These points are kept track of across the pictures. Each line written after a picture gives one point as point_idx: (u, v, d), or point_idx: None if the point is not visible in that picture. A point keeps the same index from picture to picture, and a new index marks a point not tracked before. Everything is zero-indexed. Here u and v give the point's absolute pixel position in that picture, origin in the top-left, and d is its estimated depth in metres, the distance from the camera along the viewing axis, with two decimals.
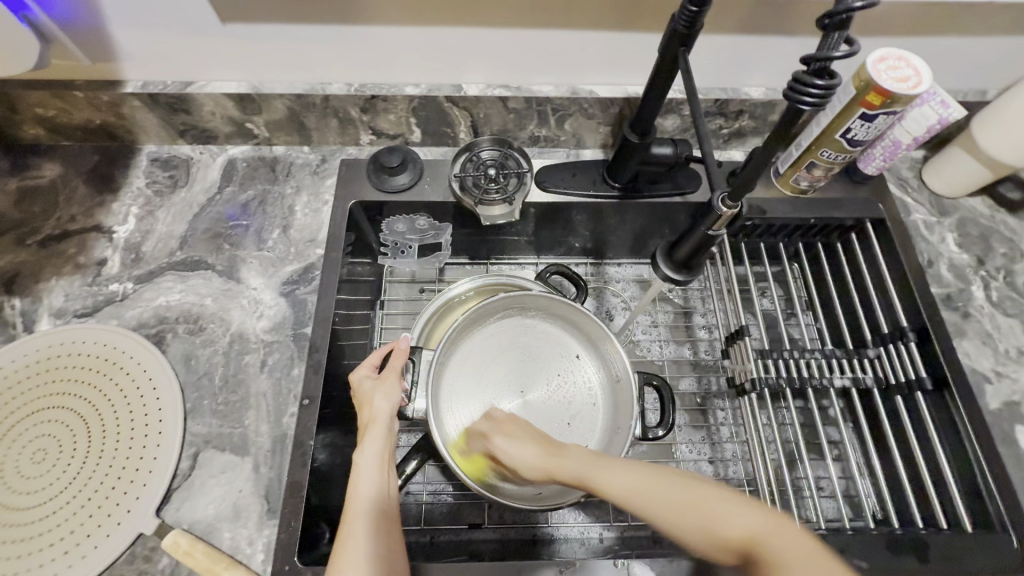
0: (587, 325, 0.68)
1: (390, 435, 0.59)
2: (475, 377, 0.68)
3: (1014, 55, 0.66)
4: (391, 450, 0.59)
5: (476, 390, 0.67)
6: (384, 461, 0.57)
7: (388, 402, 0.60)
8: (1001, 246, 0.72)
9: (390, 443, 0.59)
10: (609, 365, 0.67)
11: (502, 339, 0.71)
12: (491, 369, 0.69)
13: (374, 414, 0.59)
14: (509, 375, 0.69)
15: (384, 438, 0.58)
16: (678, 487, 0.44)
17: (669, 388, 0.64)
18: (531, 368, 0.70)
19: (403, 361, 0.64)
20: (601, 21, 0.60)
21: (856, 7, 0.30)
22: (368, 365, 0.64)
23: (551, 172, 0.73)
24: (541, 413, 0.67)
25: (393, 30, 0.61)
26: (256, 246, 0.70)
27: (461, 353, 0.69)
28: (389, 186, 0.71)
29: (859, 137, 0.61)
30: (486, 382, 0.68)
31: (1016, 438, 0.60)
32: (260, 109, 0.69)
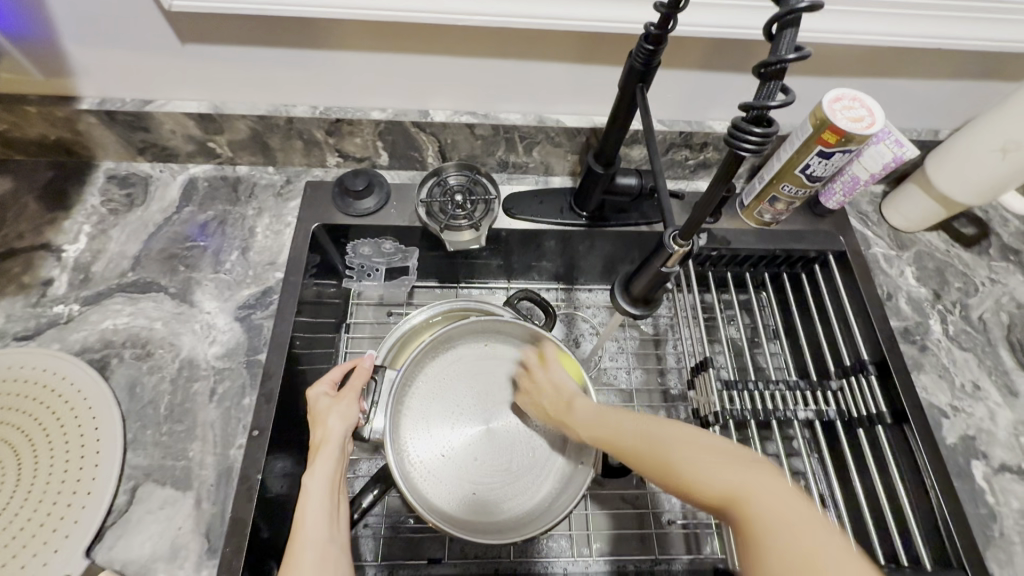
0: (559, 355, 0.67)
1: (342, 457, 0.57)
2: (439, 402, 0.66)
3: (963, 99, 0.68)
4: (341, 474, 0.56)
5: (439, 415, 0.65)
6: (333, 485, 0.55)
7: (343, 423, 0.58)
8: (957, 280, 0.74)
9: (341, 467, 0.56)
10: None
11: (471, 363, 0.68)
12: (456, 395, 0.67)
13: (327, 435, 0.57)
14: (477, 402, 0.67)
15: (337, 461, 0.56)
16: (711, 439, 0.45)
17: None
18: (497, 396, 0.68)
19: (363, 380, 0.62)
20: (565, 53, 0.61)
21: (788, 59, 0.30)
22: (327, 381, 0.62)
23: (519, 200, 0.73)
24: (504, 443, 0.65)
25: (356, 55, 0.60)
26: (213, 268, 0.68)
27: (426, 377, 0.66)
28: (354, 210, 0.70)
29: (818, 173, 0.63)
30: (450, 408, 0.66)
31: (970, 473, 0.61)
32: (222, 129, 0.68)
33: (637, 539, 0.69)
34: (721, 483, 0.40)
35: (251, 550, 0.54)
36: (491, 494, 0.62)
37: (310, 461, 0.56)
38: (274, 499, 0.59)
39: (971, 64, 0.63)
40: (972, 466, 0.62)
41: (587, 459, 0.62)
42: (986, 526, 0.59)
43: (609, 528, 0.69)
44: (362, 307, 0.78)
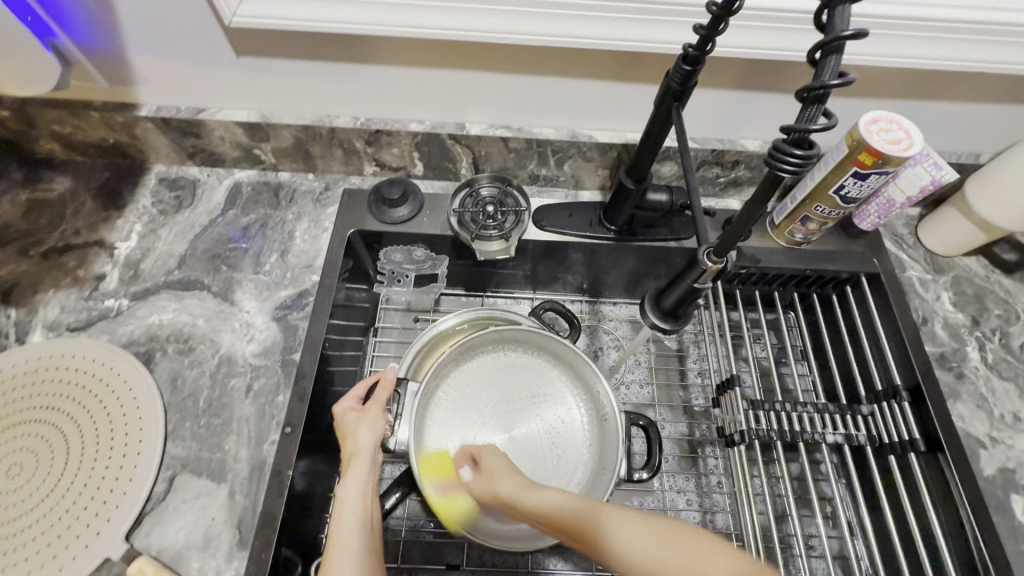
0: (573, 361, 0.69)
1: (374, 467, 0.58)
2: (460, 414, 0.67)
3: (1005, 124, 0.67)
4: (374, 484, 0.57)
5: (461, 426, 0.67)
6: (367, 495, 0.56)
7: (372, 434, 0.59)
8: (996, 307, 0.72)
9: (373, 477, 0.57)
10: (594, 402, 0.68)
11: (489, 374, 0.70)
12: (476, 406, 0.68)
13: (357, 446, 0.58)
14: (497, 410, 0.68)
15: (369, 471, 0.57)
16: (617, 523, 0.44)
17: (656, 428, 0.65)
18: (516, 405, 0.69)
19: (388, 393, 0.64)
20: (600, 72, 0.62)
21: (833, 84, 0.30)
22: (353, 396, 0.63)
23: (548, 212, 0.74)
24: (526, 449, 0.66)
25: (398, 70, 0.63)
26: (253, 269, 0.71)
27: (446, 391, 0.68)
28: (388, 217, 0.72)
29: (852, 194, 0.62)
30: (472, 419, 0.67)
31: (1009, 508, 0.59)
32: (268, 137, 0.71)
33: None
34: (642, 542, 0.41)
35: (281, 544, 0.55)
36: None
37: (344, 473, 0.57)
38: (302, 496, 0.60)
39: (1015, 89, 0.62)
40: (1011, 501, 0.59)
41: (610, 465, 0.63)
42: None
43: None
44: (391, 311, 0.80)
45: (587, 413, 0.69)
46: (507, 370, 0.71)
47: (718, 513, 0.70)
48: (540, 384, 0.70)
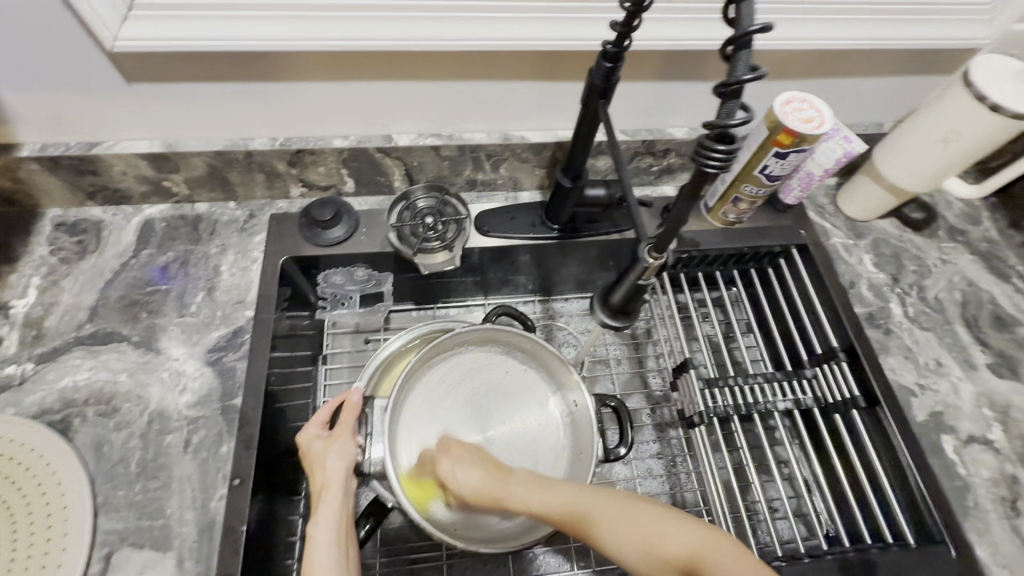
0: (540, 353, 0.66)
1: (346, 498, 0.54)
2: (430, 426, 0.64)
3: (905, 94, 0.72)
4: (348, 515, 0.53)
5: (435, 439, 0.64)
6: (343, 531, 0.52)
7: (342, 463, 0.55)
8: (911, 263, 0.77)
9: (347, 510, 0.53)
10: (564, 391, 0.67)
11: (459, 375, 0.67)
12: (447, 411, 0.66)
13: (326, 479, 0.54)
14: (468, 414, 0.66)
15: (342, 504, 0.53)
16: (640, 509, 0.47)
17: (626, 407, 0.64)
18: (487, 408, 0.67)
19: (355, 415, 0.59)
20: (525, 72, 0.61)
21: (748, 79, 0.29)
22: (318, 422, 0.59)
23: (490, 218, 0.73)
24: (504, 449, 0.65)
25: (315, 86, 0.59)
26: (177, 311, 0.65)
27: (414, 401, 0.65)
28: (323, 240, 0.69)
29: (776, 173, 0.65)
30: (442, 430, 0.64)
31: (942, 447, 0.64)
32: (177, 167, 0.65)
33: None
34: (672, 553, 0.44)
35: None
36: None
37: (314, 509, 0.53)
38: (260, 550, 0.56)
39: (907, 63, 0.67)
40: (943, 441, 0.65)
41: (587, 449, 0.62)
42: (961, 497, 0.61)
43: None
44: (339, 336, 0.76)
45: (559, 403, 0.67)
46: (477, 369, 0.68)
47: (686, 488, 0.72)
48: (509, 380, 0.68)
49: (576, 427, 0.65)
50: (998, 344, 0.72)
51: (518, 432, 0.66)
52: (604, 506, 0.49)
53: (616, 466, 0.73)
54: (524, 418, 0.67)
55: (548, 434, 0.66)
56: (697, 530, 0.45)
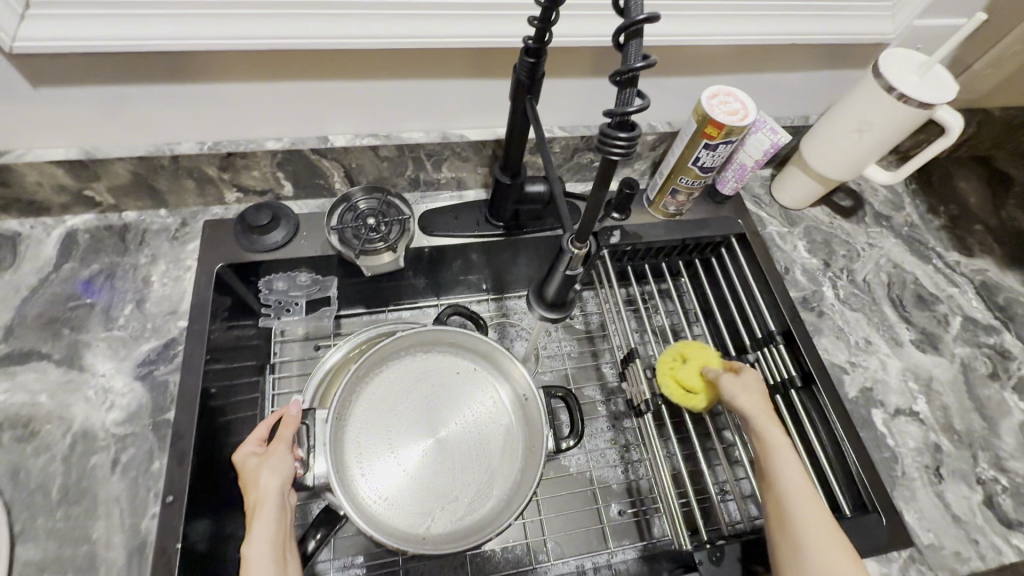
0: (484, 347, 0.66)
1: (284, 513, 0.52)
2: (379, 430, 0.63)
3: (827, 87, 0.75)
4: (286, 532, 0.52)
5: (384, 443, 0.63)
6: (279, 543, 0.50)
7: (277, 478, 0.53)
8: (841, 248, 0.81)
9: (284, 524, 0.52)
10: (514, 385, 0.66)
11: (409, 377, 0.67)
12: (398, 412, 0.65)
13: (261, 494, 0.52)
14: (417, 416, 0.65)
15: (278, 520, 0.51)
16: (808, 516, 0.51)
17: (574, 396, 0.65)
18: (437, 407, 0.66)
19: (293, 428, 0.57)
20: (458, 69, 0.61)
21: (638, 67, 0.30)
22: (254, 439, 0.57)
23: (434, 218, 0.73)
24: (457, 448, 0.64)
25: (242, 87, 0.58)
26: (104, 326, 0.62)
27: (361, 407, 0.64)
28: (260, 245, 0.67)
29: (708, 164, 0.67)
30: (393, 434, 0.63)
31: (872, 421, 0.67)
32: (98, 175, 0.62)
33: (593, 535, 0.69)
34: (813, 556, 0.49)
35: None
36: (457, 502, 0.61)
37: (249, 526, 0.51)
38: (198, 569, 0.54)
39: (827, 59, 0.70)
40: (872, 415, 0.68)
41: (537, 442, 0.62)
42: (889, 468, 0.65)
43: (564, 530, 0.69)
44: (288, 344, 0.74)
45: (509, 397, 0.67)
46: (428, 370, 0.68)
47: (642, 475, 0.73)
48: (458, 379, 0.68)
49: (527, 419, 0.65)
50: (921, 322, 0.76)
51: (470, 430, 0.65)
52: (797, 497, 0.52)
53: (570, 460, 0.73)
54: (475, 415, 0.66)
55: (502, 430, 0.66)
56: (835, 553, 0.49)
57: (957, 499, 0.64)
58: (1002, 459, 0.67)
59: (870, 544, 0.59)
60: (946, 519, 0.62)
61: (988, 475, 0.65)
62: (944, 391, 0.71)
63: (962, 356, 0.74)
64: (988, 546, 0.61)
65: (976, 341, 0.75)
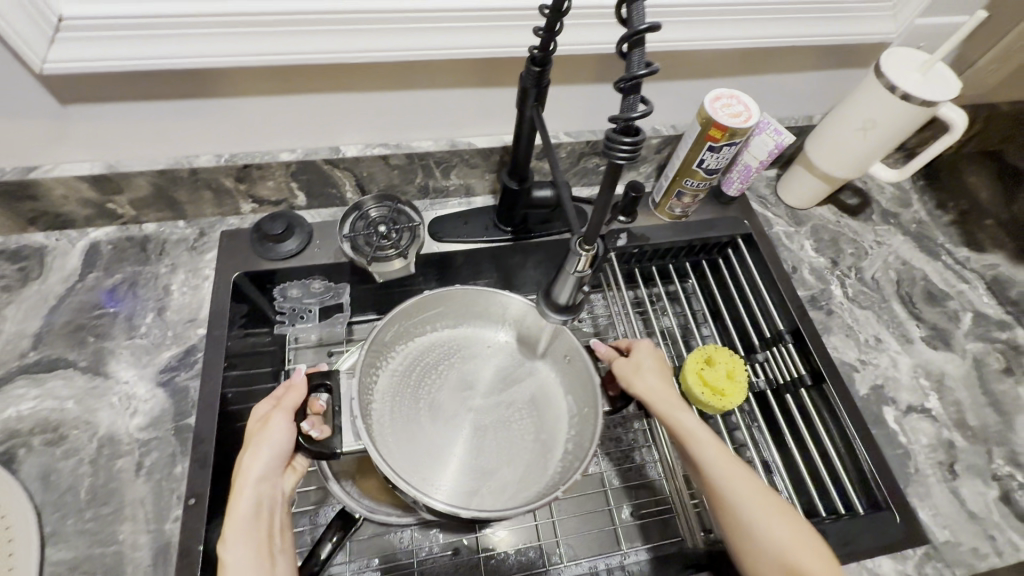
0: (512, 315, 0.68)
1: (268, 487, 0.54)
2: (416, 409, 0.65)
3: (831, 87, 0.76)
4: (269, 504, 0.53)
5: (425, 422, 0.64)
6: (261, 516, 0.52)
7: (266, 450, 0.54)
8: (849, 247, 0.81)
9: (267, 496, 0.53)
10: (547, 350, 0.67)
11: (438, 357, 0.68)
12: (432, 392, 0.66)
13: (249, 464, 0.53)
14: (452, 394, 0.67)
15: (261, 494, 0.53)
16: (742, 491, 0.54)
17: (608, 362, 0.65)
18: (470, 385, 0.68)
19: (298, 397, 0.57)
20: (466, 79, 0.63)
21: (642, 73, 0.31)
22: (269, 399, 0.58)
23: (444, 224, 0.74)
24: (498, 421, 0.66)
25: (258, 101, 0.60)
26: (127, 334, 0.64)
27: (389, 386, 0.64)
28: (276, 254, 0.69)
29: (712, 166, 0.68)
30: (431, 413, 0.65)
31: (884, 418, 0.67)
32: (121, 188, 0.65)
33: (607, 537, 0.70)
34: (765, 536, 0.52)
35: None
36: (511, 472, 0.62)
37: (234, 485, 0.53)
38: None
39: (829, 58, 0.71)
40: (884, 412, 0.68)
41: (588, 399, 0.62)
42: (903, 465, 0.64)
43: (578, 531, 0.70)
44: (301, 350, 0.76)
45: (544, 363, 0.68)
46: (456, 349, 0.69)
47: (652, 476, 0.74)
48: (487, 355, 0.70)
49: (569, 381, 0.65)
50: (931, 318, 0.76)
51: (507, 403, 0.67)
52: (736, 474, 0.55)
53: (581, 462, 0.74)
54: (509, 388, 0.68)
55: (542, 398, 0.67)
56: (785, 532, 0.52)
57: (972, 495, 0.63)
58: (1018, 455, 0.66)
59: (883, 541, 0.59)
60: (961, 516, 0.62)
61: (1004, 471, 0.65)
62: (957, 387, 0.70)
63: (974, 352, 0.73)
64: (1005, 542, 0.60)
65: (988, 337, 0.75)
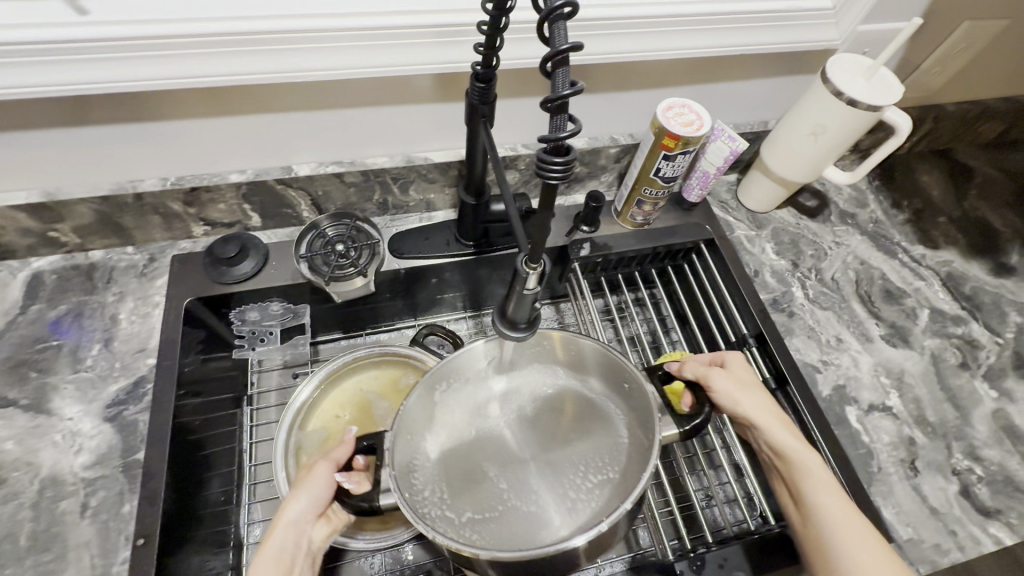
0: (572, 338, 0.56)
1: (296, 541, 0.51)
2: (467, 458, 0.53)
3: (783, 92, 0.77)
4: (293, 560, 0.50)
5: (479, 472, 0.52)
6: (282, 573, 0.49)
7: (302, 500, 0.51)
8: (809, 248, 0.82)
9: (292, 550, 0.50)
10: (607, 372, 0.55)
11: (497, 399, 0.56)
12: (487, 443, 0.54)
13: (284, 511, 0.51)
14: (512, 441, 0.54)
15: (287, 547, 0.50)
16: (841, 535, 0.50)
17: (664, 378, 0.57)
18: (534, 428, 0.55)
19: (345, 451, 0.54)
20: (418, 94, 0.62)
21: (568, 93, 0.31)
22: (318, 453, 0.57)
23: (404, 240, 0.73)
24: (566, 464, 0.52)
25: (202, 123, 0.58)
26: (71, 368, 0.62)
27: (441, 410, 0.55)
28: (230, 277, 0.66)
29: (669, 174, 0.69)
30: (486, 464, 0.53)
31: (847, 419, 0.68)
32: (61, 216, 0.62)
33: None
34: None
35: None
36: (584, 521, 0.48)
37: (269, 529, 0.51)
38: None
39: (779, 65, 0.72)
40: (846, 412, 0.69)
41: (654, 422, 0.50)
42: (866, 464, 0.65)
43: None
44: (267, 373, 0.74)
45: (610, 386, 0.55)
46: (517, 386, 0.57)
47: None
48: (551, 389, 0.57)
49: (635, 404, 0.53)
50: (890, 317, 0.77)
51: (576, 441, 0.54)
52: (846, 518, 0.51)
53: None
54: (576, 426, 0.55)
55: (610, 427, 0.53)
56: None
57: (933, 491, 0.64)
58: (976, 448, 0.67)
59: None
60: (923, 512, 0.63)
61: (964, 465, 0.66)
62: (916, 384, 0.72)
63: (932, 348, 0.75)
64: (966, 536, 0.61)
65: (945, 332, 0.76)
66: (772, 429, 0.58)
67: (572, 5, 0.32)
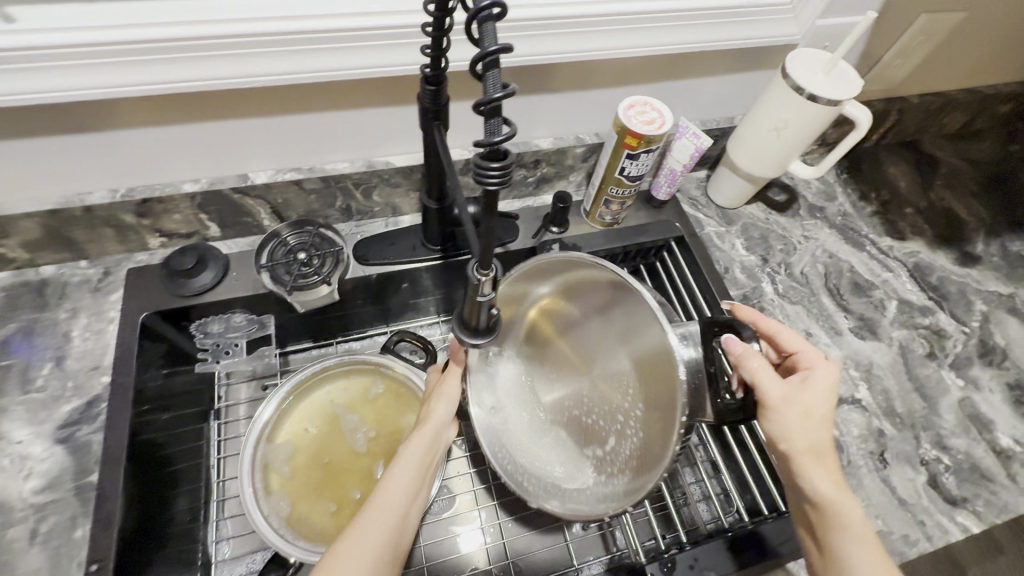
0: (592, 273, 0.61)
1: (432, 440, 0.57)
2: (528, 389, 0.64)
3: (748, 88, 0.77)
4: (428, 457, 0.56)
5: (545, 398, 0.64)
6: (422, 465, 0.55)
7: (445, 402, 0.58)
8: (778, 243, 0.83)
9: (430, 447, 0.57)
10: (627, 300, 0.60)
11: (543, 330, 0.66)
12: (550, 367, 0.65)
13: (430, 411, 0.58)
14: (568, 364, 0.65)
15: (425, 445, 0.56)
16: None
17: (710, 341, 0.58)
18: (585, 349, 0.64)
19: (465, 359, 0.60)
20: (375, 98, 0.61)
21: (499, 95, 0.30)
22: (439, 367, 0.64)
23: (369, 246, 0.71)
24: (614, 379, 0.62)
25: (149, 131, 0.56)
26: (21, 390, 0.60)
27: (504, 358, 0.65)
28: (187, 290, 0.64)
29: (635, 173, 0.68)
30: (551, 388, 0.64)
31: None
32: (6, 233, 0.60)
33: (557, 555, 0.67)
34: None
35: None
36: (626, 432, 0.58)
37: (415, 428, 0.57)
38: None
39: (741, 61, 0.72)
40: None
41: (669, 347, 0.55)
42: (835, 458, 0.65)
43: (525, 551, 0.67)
44: (235, 385, 0.73)
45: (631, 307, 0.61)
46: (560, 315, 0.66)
47: None
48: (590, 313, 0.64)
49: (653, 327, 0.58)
50: (858, 309, 0.78)
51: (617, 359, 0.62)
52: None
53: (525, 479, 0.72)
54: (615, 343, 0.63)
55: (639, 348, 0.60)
56: None
57: (902, 482, 0.64)
58: (943, 438, 0.68)
59: None
60: (892, 504, 0.63)
61: (931, 455, 0.66)
62: (885, 375, 0.72)
63: (900, 340, 0.75)
64: (934, 526, 0.62)
65: (912, 323, 0.77)
66: (813, 470, 0.51)
67: (500, 6, 0.31)
